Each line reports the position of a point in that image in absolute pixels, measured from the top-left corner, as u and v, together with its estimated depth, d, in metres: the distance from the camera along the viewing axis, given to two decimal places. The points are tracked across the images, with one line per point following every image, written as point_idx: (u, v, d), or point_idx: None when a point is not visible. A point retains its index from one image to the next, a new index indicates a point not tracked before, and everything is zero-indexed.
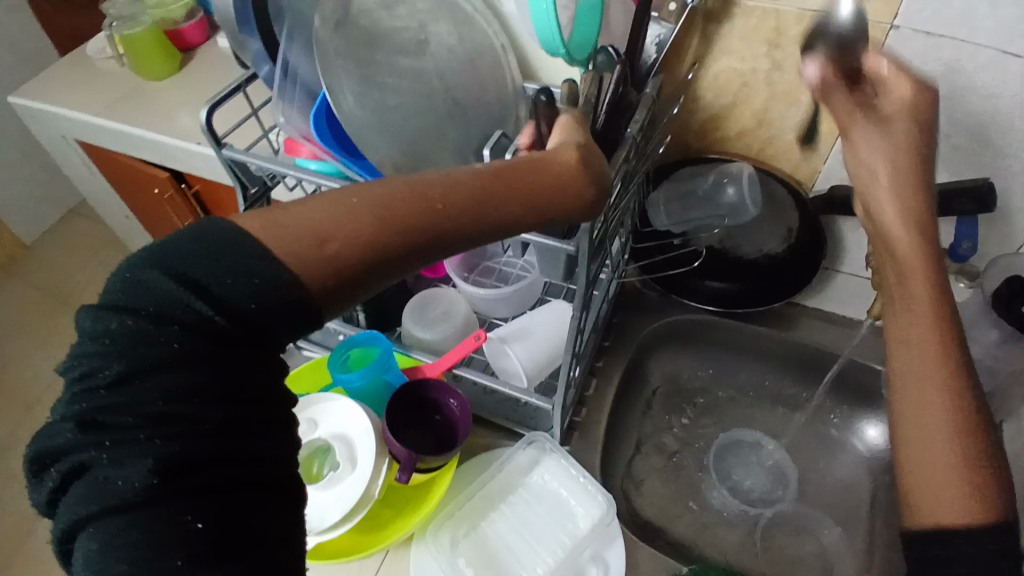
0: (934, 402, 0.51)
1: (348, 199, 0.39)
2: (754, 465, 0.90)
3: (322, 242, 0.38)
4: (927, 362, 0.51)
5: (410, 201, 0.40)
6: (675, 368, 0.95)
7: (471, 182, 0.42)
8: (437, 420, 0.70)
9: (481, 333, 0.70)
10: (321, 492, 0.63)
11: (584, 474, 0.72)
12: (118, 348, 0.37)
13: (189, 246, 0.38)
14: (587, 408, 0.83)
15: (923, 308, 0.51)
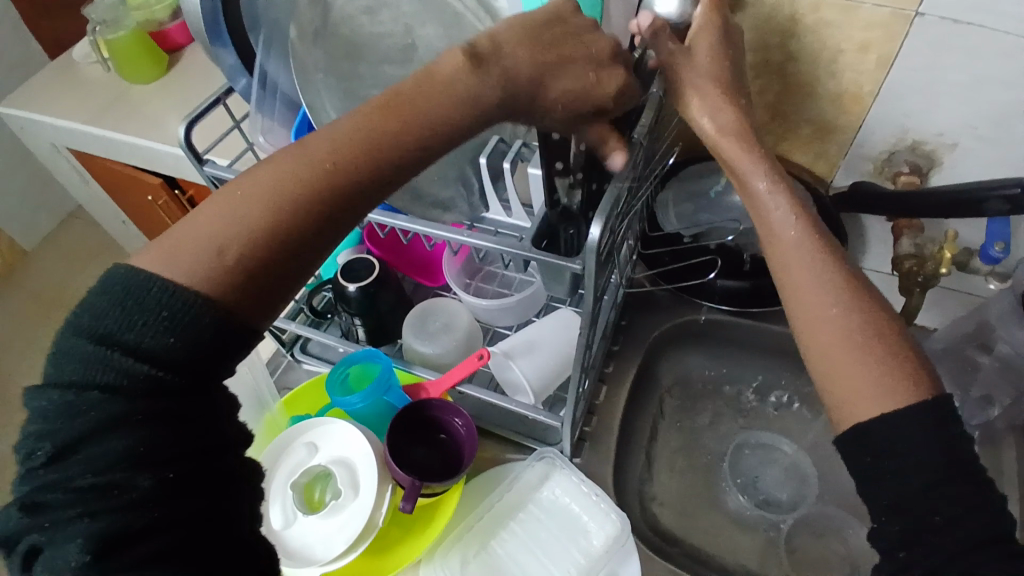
0: (839, 336, 0.48)
1: (232, 201, 0.43)
2: (772, 469, 0.87)
3: (221, 251, 0.42)
4: (819, 299, 0.49)
5: (287, 182, 0.44)
6: (687, 368, 0.92)
7: (351, 134, 0.45)
8: (442, 440, 0.67)
9: (484, 352, 0.67)
10: (323, 521, 0.61)
11: (596, 491, 0.69)
12: (50, 425, 0.38)
13: (102, 304, 0.39)
14: (598, 417, 0.80)
15: (795, 248, 0.51)
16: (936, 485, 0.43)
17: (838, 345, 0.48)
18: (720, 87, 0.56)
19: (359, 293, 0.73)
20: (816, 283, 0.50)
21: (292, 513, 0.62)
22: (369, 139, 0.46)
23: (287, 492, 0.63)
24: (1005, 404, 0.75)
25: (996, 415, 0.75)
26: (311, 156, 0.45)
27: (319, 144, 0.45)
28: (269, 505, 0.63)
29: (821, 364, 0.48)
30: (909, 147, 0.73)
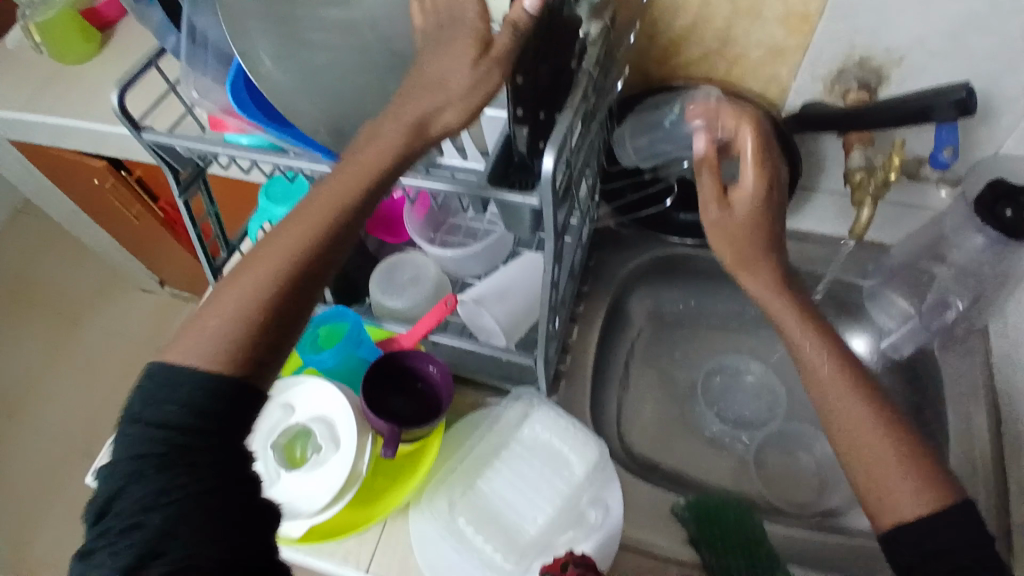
0: (867, 424, 0.51)
1: (218, 290, 0.47)
2: (744, 391, 0.90)
3: (204, 329, 0.45)
4: (853, 412, 0.52)
5: (281, 256, 0.47)
6: (657, 302, 0.93)
7: (304, 212, 0.49)
8: (419, 388, 0.68)
9: (452, 295, 0.66)
10: (307, 475, 0.62)
11: (574, 423, 0.71)
12: (96, 489, 0.42)
13: (139, 388, 0.44)
14: (572, 355, 0.81)
15: (831, 386, 0.53)
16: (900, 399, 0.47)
17: (872, 441, 0.50)
18: (756, 226, 0.57)
19: None
20: (852, 401, 0.52)
21: (275, 473, 0.62)
22: (345, 194, 0.49)
23: (268, 452, 0.63)
24: (960, 307, 0.78)
25: (951, 319, 0.79)
26: (300, 227, 0.48)
27: (304, 218, 0.48)
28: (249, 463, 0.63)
29: (847, 440, 0.52)
30: (858, 64, 0.74)
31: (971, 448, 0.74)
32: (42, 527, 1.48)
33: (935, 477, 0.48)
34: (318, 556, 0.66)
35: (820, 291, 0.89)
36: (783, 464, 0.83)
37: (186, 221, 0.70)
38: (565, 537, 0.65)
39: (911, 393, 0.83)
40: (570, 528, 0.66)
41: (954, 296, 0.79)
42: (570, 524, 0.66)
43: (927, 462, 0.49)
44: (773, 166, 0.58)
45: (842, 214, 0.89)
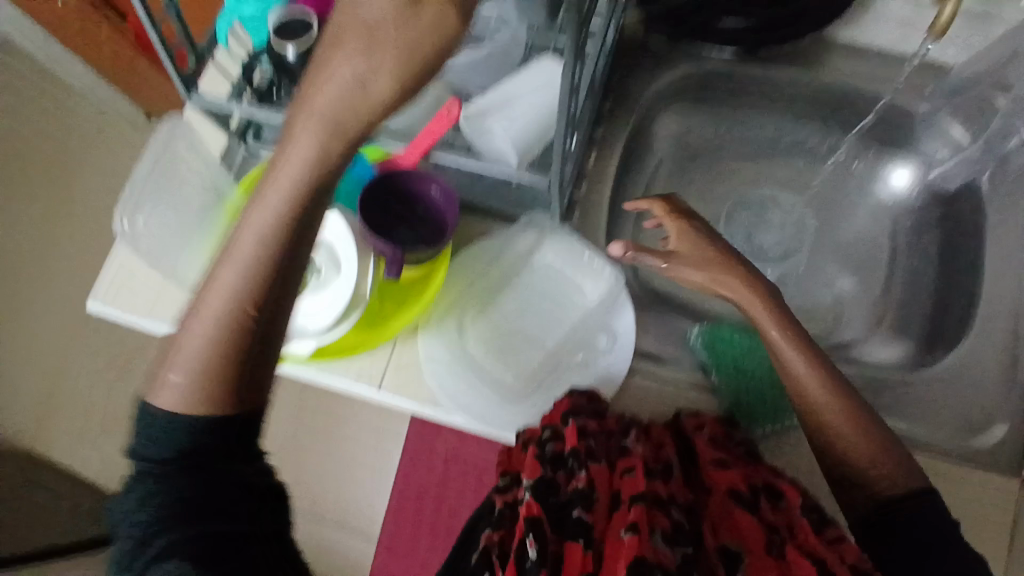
0: (859, 445, 0.56)
1: (191, 308, 0.42)
2: (767, 223, 0.84)
3: (183, 373, 0.42)
4: (846, 425, 0.56)
5: (244, 261, 0.40)
6: (683, 129, 0.84)
7: (260, 201, 0.40)
8: (421, 212, 0.63)
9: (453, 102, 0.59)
10: (309, 296, 0.59)
11: (589, 251, 0.69)
12: (128, 497, 0.41)
13: (142, 429, 0.42)
14: (588, 183, 0.75)
15: (826, 398, 0.57)
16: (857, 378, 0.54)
17: (866, 468, 0.56)
18: (719, 269, 0.64)
19: None
20: (853, 429, 0.56)
21: None
22: (295, 180, 0.39)
23: None
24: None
25: (1012, 148, 0.71)
26: (258, 217, 0.40)
27: (259, 204, 0.40)
28: None
29: (844, 445, 0.56)
30: None
31: (1003, 288, 0.70)
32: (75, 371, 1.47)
33: (904, 469, 0.56)
34: (327, 373, 0.64)
35: (867, 120, 0.78)
36: (802, 300, 0.81)
37: (159, 50, 0.59)
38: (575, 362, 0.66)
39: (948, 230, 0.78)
40: (579, 352, 0.66)
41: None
42: (579, 348, 0.67)
43: (899, 458, 0.56)
44: (691, 224, 0.66)
45: (912, 21, 0.75)
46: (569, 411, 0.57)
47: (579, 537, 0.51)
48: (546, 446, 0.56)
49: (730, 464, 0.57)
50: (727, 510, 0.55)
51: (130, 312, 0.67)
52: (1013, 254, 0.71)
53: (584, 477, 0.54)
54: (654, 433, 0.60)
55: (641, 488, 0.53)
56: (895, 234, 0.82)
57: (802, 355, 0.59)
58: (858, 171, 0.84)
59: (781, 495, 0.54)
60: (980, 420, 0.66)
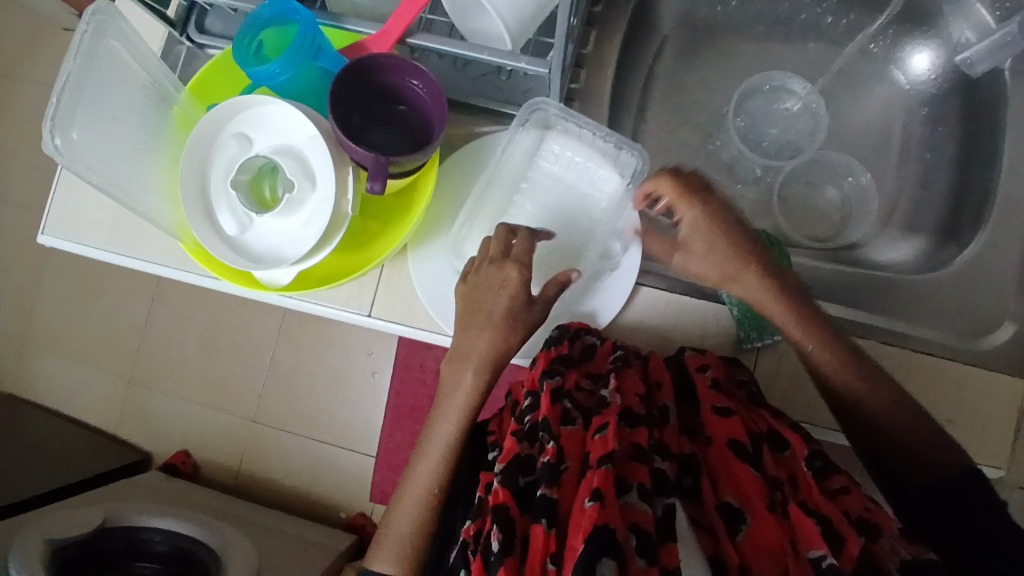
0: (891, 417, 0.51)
1: (394, 512, 0.56)
2: (777, 114, 0.77)
3: (392, 538, 0.54)
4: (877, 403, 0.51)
5: (435, 463, 0.55)
6: (689, 6, 0.74)
7: (438, 438, 0.56)
8: (403, 112, 0.55)
9: None
10: (285, 219, 0.52)
11: (601, 133, 0.60)
12: None
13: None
14: (587, 72, 0.66)
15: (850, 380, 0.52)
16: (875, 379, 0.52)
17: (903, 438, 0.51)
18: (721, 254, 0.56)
19: None
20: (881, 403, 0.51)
21: (246, 218, 0.53)
22: (468, 390, 0.56)
23: (230, 192, 0.53)
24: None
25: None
26: (438, 445, 0.56)
27: (440, 425, 0.57)
28: (214, 207, 0.53)
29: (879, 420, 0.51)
30: None
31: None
32: (42, 291, 1.41)
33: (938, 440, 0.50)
34: (313, 300, 0.61)
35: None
36: (810, 201, 0.76)
37: None
38: (593, 274, 0.61)
39: None
40: (598, 263, 0.61)
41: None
42: (599, 258, 0.61)
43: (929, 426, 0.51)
44: (707, 207, 0.57)
45: None
46: (544, 373, 0.54)
47: (541, 517, 0.43)
48: (526, 418, 0.53)
49: (730, 412, 0.52)
50: (725, 461, 0.49)
51: (97, 246, 0.63)
52: None
53: (551, 448, 0.47)
54: (652, 373, 0.57)
55: (612, 449, 0.46)
56: (911, 123, 0.76)
57: (818, 343, 0.53)
58: (876, 54, 0.76)
59: (785, 443, 0.51)
60: (989, 321, 0.66)
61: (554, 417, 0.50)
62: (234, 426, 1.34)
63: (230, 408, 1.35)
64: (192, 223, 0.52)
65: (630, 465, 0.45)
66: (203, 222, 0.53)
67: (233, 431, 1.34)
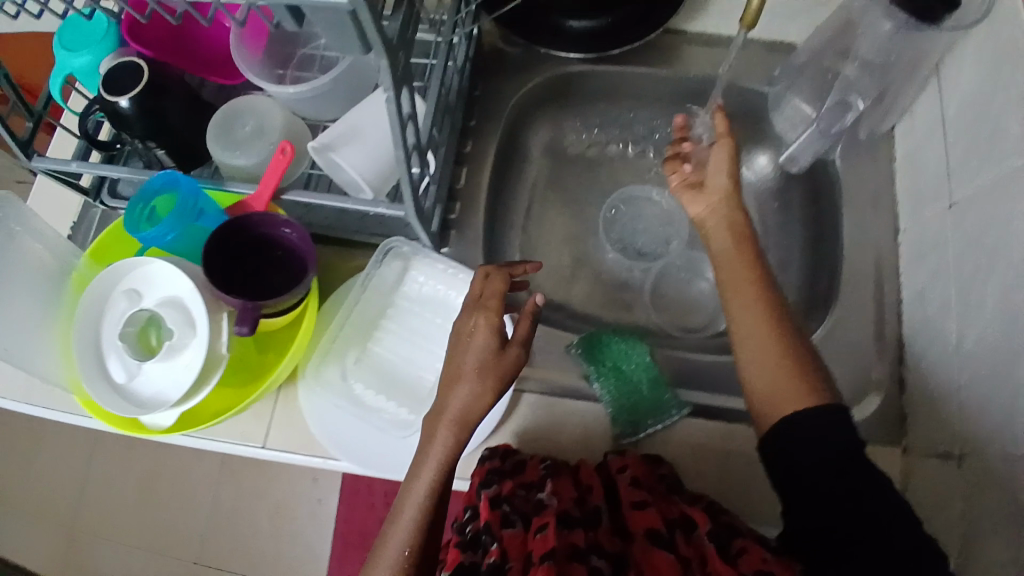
0: (774, 359, 0.58)
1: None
2: (648, 221, 0.86)
3: None
4: (769, 349, 0.59)
5: (407, 532, 0.54)
6: (555, 134, 0.85)
7: (415, 500, 0.55)
8: (280, 256, 0.60)
9: (286, 144, 0.56)
10: (166, 363, 0.56)
11: (452, 266, 0.67)
12: None
13: None
14: (462, 202, 0.74)
15: (762, 330, 0.60)
16: (747, 333, 0.60)
17: (785, 380, 0.57)
18: (724, 201, 0.68)
19: (134, 109, 0.59)
20: (768, 342, 0.59)
21: (132, 364, 0.57)
22: (442, 458, 0.55)
23: (118, 344, 0.57)
24: (859, 108, 0.72)
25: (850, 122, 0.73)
26: (410, 514, 0.55)
27: (414, 489, 0.55)
28: (104, 357, 0.57)
29: (760, 363, 0.59)
30: None
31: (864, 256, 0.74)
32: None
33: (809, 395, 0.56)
34: (212, 438, 0.65)
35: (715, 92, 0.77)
36: (685, 295, 0.83)
37: None
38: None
39: (813, 208, 0.82)
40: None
41: (857, 96, 0.72)
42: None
43: (806, 378, 0.57)
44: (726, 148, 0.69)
45: None
46: (479, 484, 0.60)
47: None
48: (468, 527, 0.60)
49: (649, 502, 0.57)
50: (646, 552, 0.55)
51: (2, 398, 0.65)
52: (870, 224, 0.75)
53: (494, 550, 0.56)
54: (583, 479, 0.61)
55: (551, 546, 0.53)
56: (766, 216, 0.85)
57: (732, 282, 0.63)
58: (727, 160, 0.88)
59: (693, 523, 0.55)
60: (854, 392, 0.71)
61: (495, 522, 0.58)
62: (176, 569, 1.30)
63: (173, 549, 1.31)
64: (82, 375, 0.56)
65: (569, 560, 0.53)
66: (94, 372, 0.57)
67: (175, 575, 1.30)
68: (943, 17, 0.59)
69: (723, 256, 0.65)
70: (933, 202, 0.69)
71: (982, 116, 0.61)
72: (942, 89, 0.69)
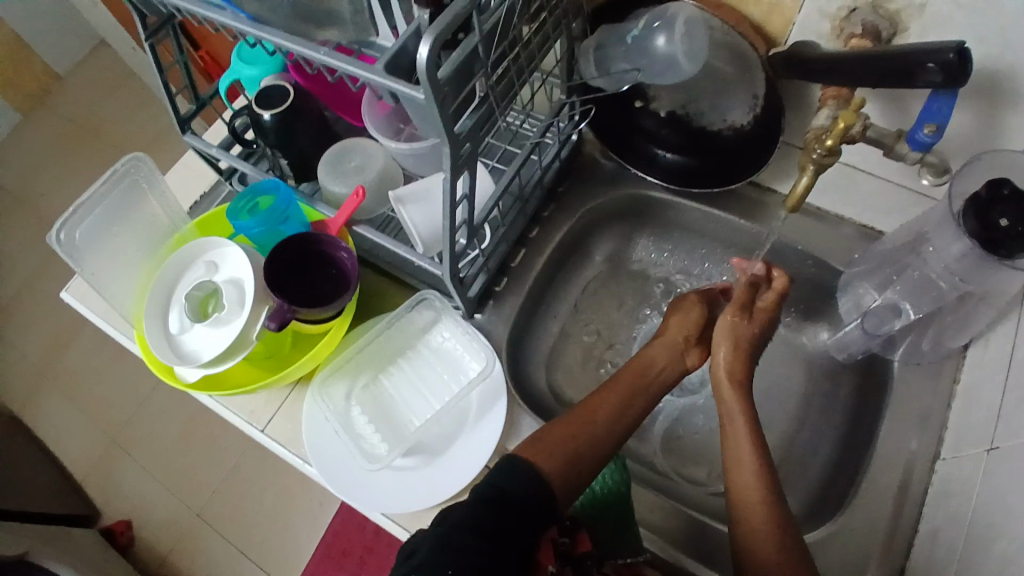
0: (760, 531, 0.57)
1: (549, 443, 0.60)
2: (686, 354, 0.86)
3: (573, 459, 0.60)
4: (758, 518, 0.58)
5: (607, 410, 0.64)
6: (622, 246, 0.91)
7: (613, 399, 0.65)
8: (332, 274, 0.70)
9: (359, 189, 0.66)
10: (209, 330, 0.65)
11: (472, 331, 0.73)
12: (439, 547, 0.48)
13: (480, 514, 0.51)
14: (509, 279, 0.79)
15: (755, 494, 0.59)
16: (738, 497, 0.60)
17: (773, 559, 0.56)
18: (734, 354, 0.67)
19: (273, 122, 0.71)
20: (761, 510, 0.58)
21: (185, 322, 0.67)
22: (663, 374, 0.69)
23: (182, 302, 0.68)
24: (910, 318, 0.71)
25: (896, 328, 0.72)
26: (610, 407, 0.65)
27: (613, 391, 0.66)
28: (169, 309, 0.68)
29: (752, 529, 0.58)
30: (871, 4, 0.61)
31: (892, 471, 0.69)
32: (76, 343, 1.60)
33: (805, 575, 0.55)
34: (226, 407, 0.73)
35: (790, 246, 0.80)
36: (699, 440, 0.81)
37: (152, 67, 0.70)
38: (446, 436, 0.70)
39: (857, 400, 0.78)
40: (452, 424, 0.71)
41: (910, 305, 0.71)
42: (453, 420, 0.71)
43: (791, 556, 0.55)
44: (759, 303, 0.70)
45: (839, 190, 0.80)
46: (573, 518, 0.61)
47: None
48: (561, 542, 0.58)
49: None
50: None
51: (89, 309, 0.77)
52: (910, 439, 0.70)
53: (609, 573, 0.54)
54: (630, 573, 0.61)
55: None
56: (807, 393, 0.82)
57: (733, 439, 0.63)
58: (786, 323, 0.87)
59: None
60: None
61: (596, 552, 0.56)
62: (179, 513, 1.40)
63: (185, 494, 1.42)
64: (148, 317, 0.67)
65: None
66: (157, 319, 0.67)
67: (176, 518, 1.40)
68: (1019, 255, 0.58)
69: (727, 422, 0.64)
70: (978, 441, 0.64)
71: None
72: (1019, 327, 0.64)
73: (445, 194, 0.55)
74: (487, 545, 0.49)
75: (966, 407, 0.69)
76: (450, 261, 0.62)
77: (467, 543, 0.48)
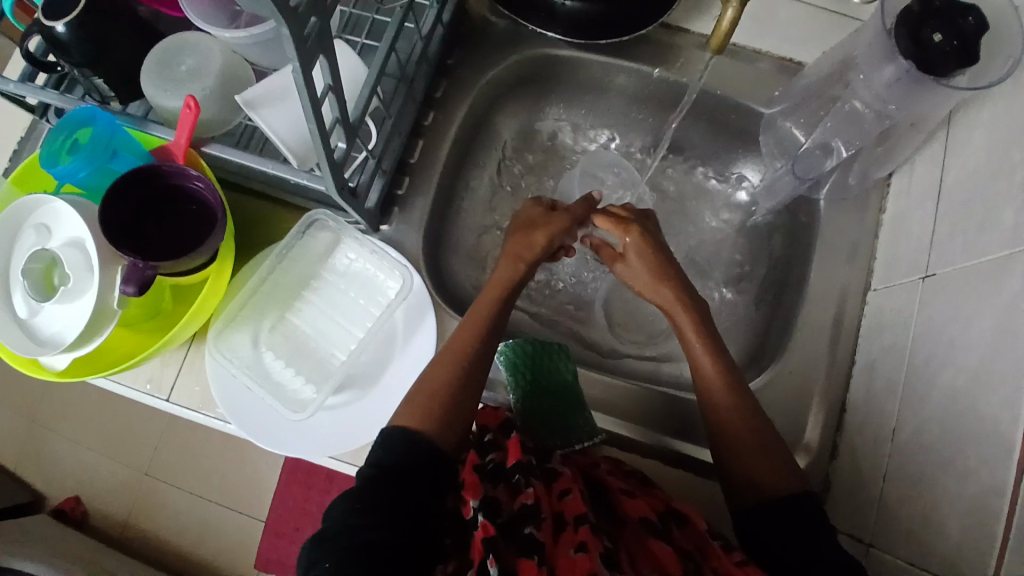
0: (746, 449, 0.55)
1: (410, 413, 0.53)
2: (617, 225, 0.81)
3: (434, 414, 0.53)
4: (744, 441, 0.55)
5: (455, 353, 0.57)
6: (531, 119, 0.81)
7: (464, 338, 0.58)
8: (194, 211, 0.58)
9: (190, 100, 0.53)
10: (61, 306, 0.54)
11: (381, 247, 0.65)
12: (324, 540, 0.45)
13: (362, 488, 0.48)
14: (411, 178, 0.70)
15: (730, 415, 0.56)
16: (718, 424, 0.57)
17: (749, 449, 0.55)
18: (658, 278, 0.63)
19: (69, 33, 0.55)
20: (747, 429, 0.55)
21: (28, 302, 0.55)
22: (505, 288, 0.62)
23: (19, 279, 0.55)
24: (842, 156, 0.66)
25: (828, 168, 0.67)
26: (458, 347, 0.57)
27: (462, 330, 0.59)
28: (4, 291, 0.55)
29: (740, 448, 0.55)
30: None
31: (826, 310, 0.69)
32: None
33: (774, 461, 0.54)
34: (120, 382, 0.64)
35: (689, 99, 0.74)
36: (638, 312, 0.79)
37: None
38: (376, 364, 0.65)
39: (787, 244, 0.77)
40: (380, 350, 0.65)
41: (841, 141, 0.65)
42: (380, 346, 0.65)
43: (766, 450, 0.54)
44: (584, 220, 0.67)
45: (755, 22, 0.73)
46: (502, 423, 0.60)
47: (533, 554, 0.47)
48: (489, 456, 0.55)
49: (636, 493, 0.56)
50: (642, 542, 0.53)
51: None
52: (841, 277, 0.70)
53: (531, 492, 0.51)
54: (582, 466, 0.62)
55: (582, 509, 0.52)
56: (738, 245, 0.81)
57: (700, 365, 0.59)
58: (712, 176, 0.83)
59: (687, 518, 0.54)
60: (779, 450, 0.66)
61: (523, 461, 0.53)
62: (124, 476, 1.34)
63: (126, 456, 1.34)
64: None
65: (585, 561, 0.47)
66: None
67: (124, 480, 1.34)
68: (955, 73, 0.53)
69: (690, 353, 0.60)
70: (909, 270, 0.63)
71: (979, 192, 0.55)
72: (945, 149, 0.62)
73: (302, 95, 0.44)
74: (373, 520, 0.46)
75: (893, 236, 0.68)
76: (335, 172, 0.53)
77: (353, 524, 0.45)
